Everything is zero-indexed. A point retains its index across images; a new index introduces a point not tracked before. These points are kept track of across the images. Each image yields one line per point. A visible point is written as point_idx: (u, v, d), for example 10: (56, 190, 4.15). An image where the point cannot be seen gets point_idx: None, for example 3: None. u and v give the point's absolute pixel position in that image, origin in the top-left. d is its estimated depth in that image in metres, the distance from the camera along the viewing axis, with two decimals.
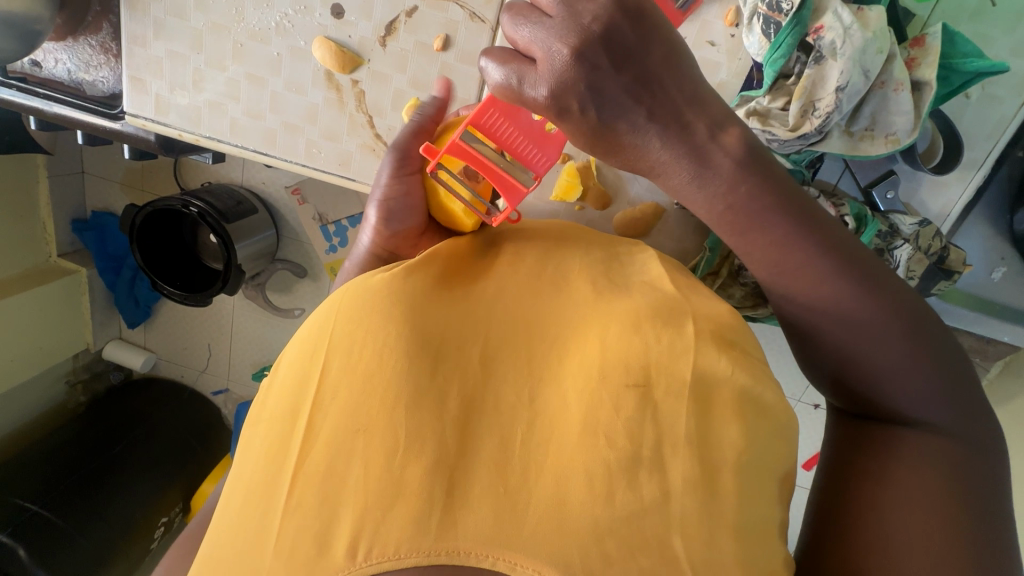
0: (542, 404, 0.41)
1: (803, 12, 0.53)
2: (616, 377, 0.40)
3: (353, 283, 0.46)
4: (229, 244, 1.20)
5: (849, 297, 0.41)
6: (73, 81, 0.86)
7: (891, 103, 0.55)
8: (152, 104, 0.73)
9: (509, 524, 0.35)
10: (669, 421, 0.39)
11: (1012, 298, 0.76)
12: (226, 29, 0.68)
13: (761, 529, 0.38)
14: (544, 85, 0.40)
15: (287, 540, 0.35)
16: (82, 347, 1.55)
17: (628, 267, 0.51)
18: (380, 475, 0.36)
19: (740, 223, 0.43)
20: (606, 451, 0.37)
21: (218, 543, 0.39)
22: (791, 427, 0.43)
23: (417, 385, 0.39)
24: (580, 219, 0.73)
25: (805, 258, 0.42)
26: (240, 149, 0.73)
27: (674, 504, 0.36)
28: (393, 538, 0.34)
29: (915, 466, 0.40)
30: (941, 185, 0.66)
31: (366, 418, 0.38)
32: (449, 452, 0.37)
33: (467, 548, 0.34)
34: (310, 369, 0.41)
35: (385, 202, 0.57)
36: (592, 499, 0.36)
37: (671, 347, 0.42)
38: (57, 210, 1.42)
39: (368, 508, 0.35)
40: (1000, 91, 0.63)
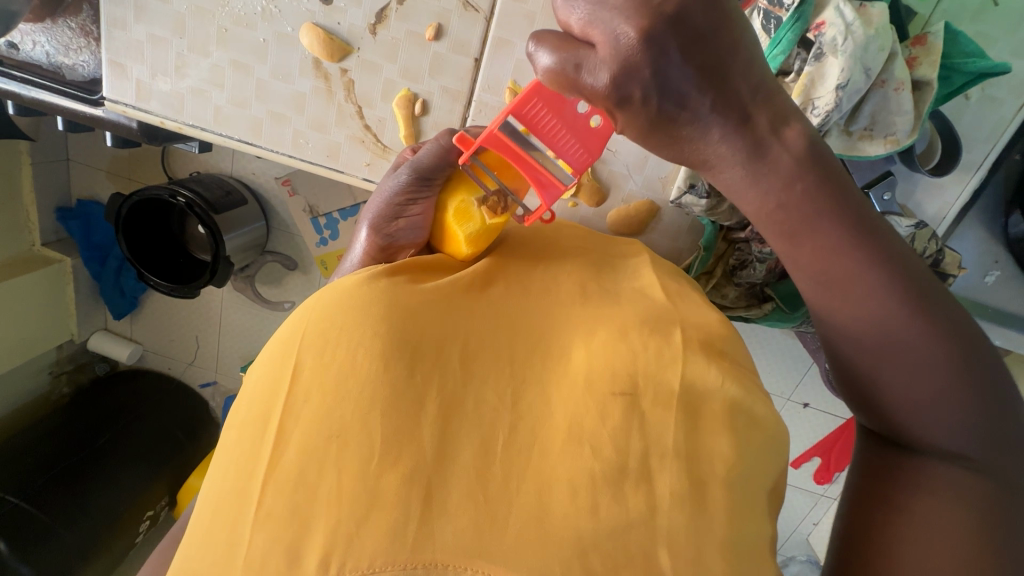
0: (524, 408, 0.39)
1: (805, 7, 0.51)
2: (601, 386, 0.39)
3: (337, 284, 0.44)
4: (217, 234, 1.16)
5: (886, 317, 0.38)
6: (52, 64, 0.83)
7: (891, 103, 0.54)
8: (133, 90, 0.70)
9: (489, 538, 0.34)
10: (656, 432, 0.38)
11: (1007, 302, 0.75)
12: (210, 13, 0.66)
13: (754, 545, 0.37)
14: (606, 71, 0.37)
15: (256, 552, 0.34)
16: (66, 338, 1.52)
17: (620, 272, 0.51)
18: (354, 485, 0.35)
19: (792, 224, 0.40)
20: (591, 461, 0.36)
21: (185, 552, 0.37)
22: (782, 435, 0.42)
23: (393, 390, 0.37)
24: (574, 216, 0.71)
25: (854, 265, 0.39)
26: (225, 139, 0.71)
27: (661, 519, 0.35)
28: (366, 551, 0.33)
29: (942, 501, 0.37)
30: (938, 186, 0.65)
31: (340, 424, 0.36)
32: (426, 460, 0.36)
33: (445, 560, 0.33)
34: (282, 371, 0.39)
35: (387, 210, 0.52)
36: (574, 510, 0.35)
37: (659, 355, 0.41)
38: (41, 197, 1.38)
39: (341, 518, 0.34)
40: (999, 92, 0.62)
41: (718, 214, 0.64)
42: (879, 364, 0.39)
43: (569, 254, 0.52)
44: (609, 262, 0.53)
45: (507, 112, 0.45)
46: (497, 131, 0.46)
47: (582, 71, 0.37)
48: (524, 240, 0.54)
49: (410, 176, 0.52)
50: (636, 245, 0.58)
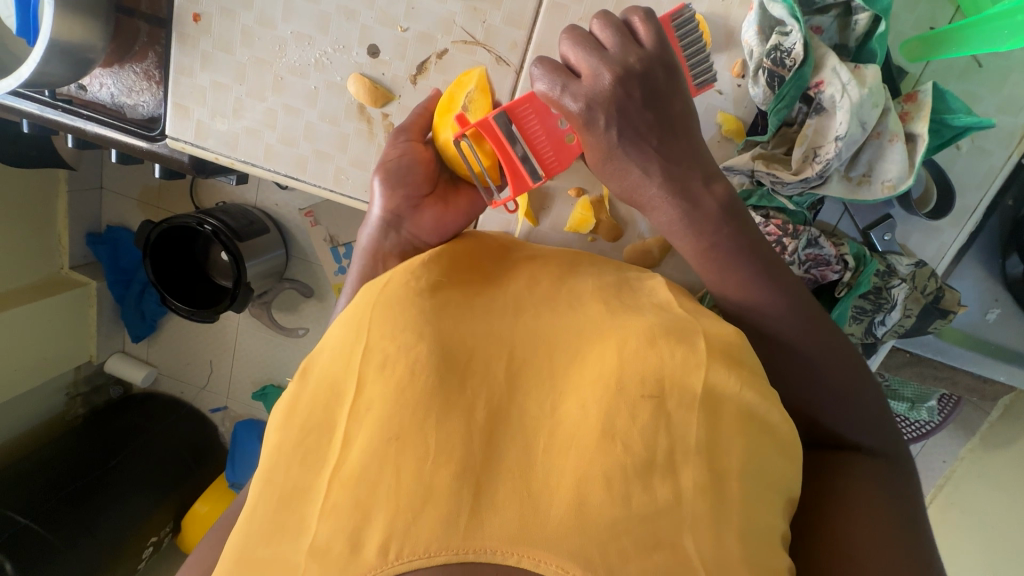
0: (562, 414, 0.44)
1: (805, 68, 0.57)
2: (632, 388, 0.44)
3: (382, 289, 0.51)
4: (240, 262, 1.23)
5: (780, 322, 0.54)
6: (115, 104, 0.90)
7: (886, 153, 0.59)
8: (192, 129, 0.78)
9: (530, 527, 0.38)
10: (681, 430, 0.42)
11: (1005, 339, 0.79)
12: (268, 63, 0.73)
13: (764, 542, 0.40)
14: (581, 97, 0.51)
15: (321, 538, 0.40)
16: (85, 359, 1.57)
17: (638, 291, 0.56)
18: (411, 482, 0.40)
19: (720, 260, 0.54)
20: (623, 456, 0.41)
21: (248, 527, 0.44)
22: (793, 444, 0.46)
23: (445, 398, 0.43)
24: (592, 249, 0.76)
25: (765, 296, 0.54)
26: (273, 173, 0.78)
27: (686, 506, 0.40)
28: (422, 539, 0.38)
29: (869, 483, 0.51)
30: (936, 229, 0.69)
31: (397, 427, 0.42)
32: (475, 461, 0.41)
33: (492, 547, 0.37)
34: (345, 379, 0.47)
35: (395, 164, 0.64)
36: (609, 500, 0.39)
37: (685, 360, 0.45)
38: (74, 223, 1.46)
39: (399, 511, 0.39)
40: (988, 143, 0.66)
41: None
42: (807, 359, 0.53)
43: (590, 276, 0.57)
44: (625, 282, 0.57)
45: (503, 109, 0.54)
46: (491, 119, 0.54)
47: (564, 93, 0.52)
48: (547, 262, 0.59)
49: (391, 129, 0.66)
50: (651, 272, 0.61)
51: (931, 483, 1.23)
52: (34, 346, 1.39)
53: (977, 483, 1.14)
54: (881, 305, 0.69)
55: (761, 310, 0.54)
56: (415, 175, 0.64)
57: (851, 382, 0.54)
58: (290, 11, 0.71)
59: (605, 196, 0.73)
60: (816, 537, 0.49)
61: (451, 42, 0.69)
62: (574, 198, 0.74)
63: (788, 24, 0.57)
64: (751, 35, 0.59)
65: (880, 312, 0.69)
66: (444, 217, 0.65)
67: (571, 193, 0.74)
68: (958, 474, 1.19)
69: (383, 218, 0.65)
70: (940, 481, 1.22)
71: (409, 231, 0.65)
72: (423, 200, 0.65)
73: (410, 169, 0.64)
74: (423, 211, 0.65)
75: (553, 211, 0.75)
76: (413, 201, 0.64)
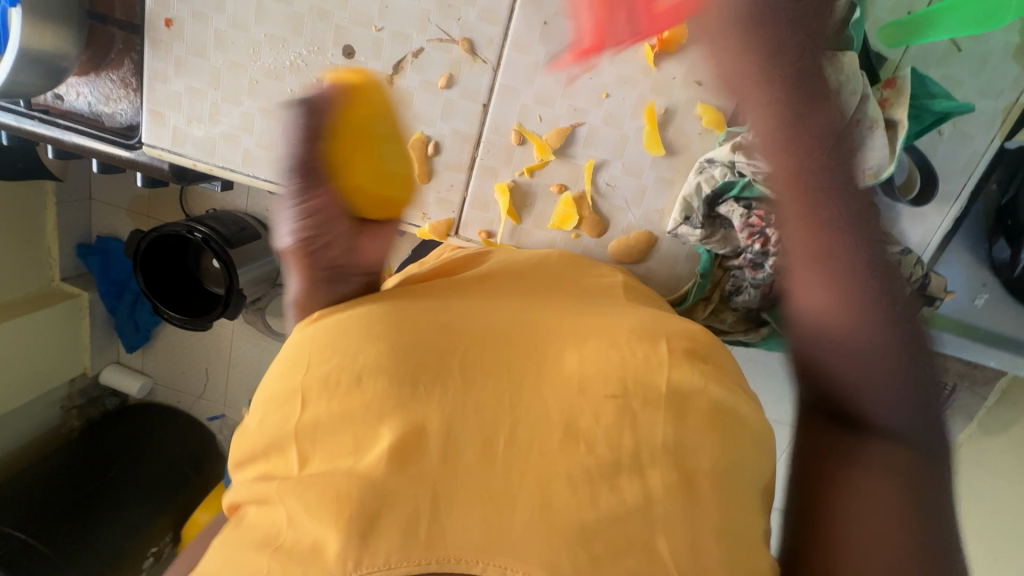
0: (522, 408, 0.43)
1: None
2: (595, 390, 0.44)
3: (336, 312, 0.50)
4: (231, 269, 1.22)
5: (851, 282, 0.48)
6: (93, 113, 0.89)
7: (868, 140, 0.58)
8: (169, 135, 0.76)
9: (495, 531, 0.39)
10: (646, 429, 0.42)
11: (996, 324, 0.78)
12: (242, 67, 0.72)
13: (741, 540, 0.41)
14: None
15: (292, 539, 0.40)
16: (80, 371, 1.57)
17: (592, 292, 0.59)
18: (365, 488, 0.40)
19: (798, 186, 0.48)
20: (587, 458, 0.41)
21: (225, 542, 0.43)
22: (766, 440, 0.46)
23: (401, 406, 0.43)
24: (576, 246, 0.76)
25: (844, 250, 0.48)
26: (252, 178, 0.77)
27: (656, 508, 0.40)
28: (382, 550, 0.38)
29: (886, 475, 0.46)
30: (920, 216, 0.69)
31: (349, 435, 0.43)
32: (432, 467, 0.41)
33: (455, 553, 0.38)
34: (292, 395, 0.46)
35: (306, 218, 0.50)
36: (575, 503, 0.39)
37: (646, 361, 0.46)
38: (62, 234, 1.45)
39: (352, 521, 0.39)
40: (970, 127, 0.66)
41: (711, 244, 0.70)
42: (844, 339, 0.48)
43: (557, 289, 0.59)
44: (582, 284, 0.60)
45: None
46: None
47: None
48: (510, 269, 0.61)
49: (289, 178, 0.50)
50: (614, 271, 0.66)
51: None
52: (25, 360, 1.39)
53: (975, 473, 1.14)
54: None
55: (829, 281, 0.48)
56: (332, 215, 0.51)
57: (902, 377, 0.47)
58: (263, 14, 0.69)
59: (587, 192, 0.72)
60: (815, 532, 0.47)
61: (427, 40, 0.68)
62: (557, 194, 0.74)
63: None
64: None
65: None
66: (387, 241, 0.55)
67: (554, 190, 0.73)
68: None
69: (324, 274, 0.53)
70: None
71: (357, 271, 0.54)
72: (360, 235, 0.53)
73: (325, 211, 0.50)
74: (363, 248, 0.53)
75: (535, 208, 0.74)
76: (348, 242, 0.52)
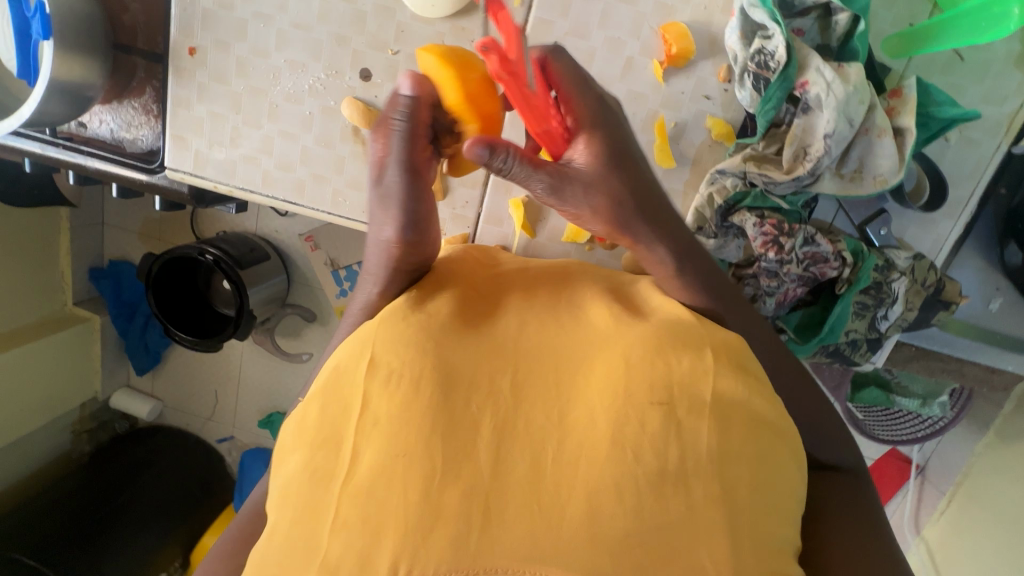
0: (571, 422, 0.44)
1: (789, 70, 0.58)
2: (641, 396, 0.45)
3: (384, 313, 0.51)
4: (242, 290, 1.25)
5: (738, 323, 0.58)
6: (115, 139, 0.92)
7: (876, 148, 0.60)
8: (191, 159, 0.78)
9: (545, 543, 0.40)
10: (691, 438, 0.43)
11: (1012, 327, 0.78)
12: (263, 92, 0.74)
13: (768, 548, 0.43)
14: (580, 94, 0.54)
15: (333, 555, 0.41)
16: (90, 395, 1.58)
17: (635, 299, 0.56)
18: (419, 500, 0.41)
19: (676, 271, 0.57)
20: (634, 467, 0.42)
21: (270, 544, 0.44)
22: (800, 452, 0.50)
23: (450, 417, 0.44)
24: (590, 258, 0.77)
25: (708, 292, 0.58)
26: (271, 199, 0.78)
27: (699, 515, 0.41)
28: (432, 559, 0.40)
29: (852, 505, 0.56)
30: (932, 222, 0.70)
31: (404, 445, 0.43)
32: (484, 476, 0.42)
33: (501, 563, 0.40)
34: (351, 400, 0.46)
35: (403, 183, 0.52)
36: (621, 512, 0.41)
37: (692, 369, 0.47)
38: (76, 260, 1.48)
39: (407, 533, 0.40)
40: (976, 134, 0.67)
41: (727, 253, 0.70)
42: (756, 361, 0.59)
43: (588, 284, 0.57)
44: (625, 292, 0.57)
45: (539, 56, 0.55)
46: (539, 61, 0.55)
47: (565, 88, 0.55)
48: (542, 276, 0.59)
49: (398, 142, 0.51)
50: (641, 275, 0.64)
51: (949, 482, 1.24)
52: (38, 386, 1.40)
53: (993, 478, 1.14)
54: (883, 300, 0.69)
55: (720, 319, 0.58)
56: (424, 189, 0.54)
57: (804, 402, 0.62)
58: (283, 41, 0.72)
59: None
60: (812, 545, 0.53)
61: None
62: None
63: (769, 28, 0.59)
64: (734, 40, 0.61)
65: (882, 306, 0.69)
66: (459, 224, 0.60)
67: None
68: (976, 469, 1.19)
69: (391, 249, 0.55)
70: (957, 477, 1.22)
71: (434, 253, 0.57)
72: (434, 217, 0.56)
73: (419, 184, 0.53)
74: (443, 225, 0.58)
75: (549, 222, 0.76)
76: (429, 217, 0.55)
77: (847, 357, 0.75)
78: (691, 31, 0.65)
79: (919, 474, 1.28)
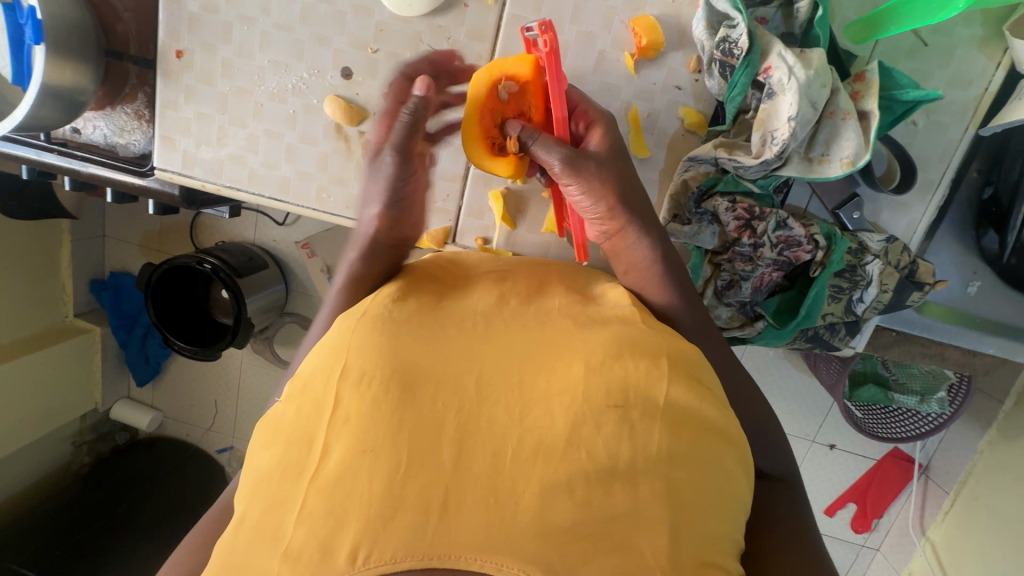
0: (532, 421, 0.45)
1: (752, 56, 0.60)
2: (598, 398, 0.47)
3: (360, 318, 0.54)
4: (240, 297, 1.25)
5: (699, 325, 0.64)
6: (109, 144, 0.94)
7: (841, 130, 0.61)
8: (179, 159, 0.80)
9: (500, 531, 0.40)
10: (643, 437, 0.45)
11: (991, 309, 0.79)
12: (248, 92, 0.76)
13: (710, 543, 0.45)
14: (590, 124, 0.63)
15: (296, 543, 0.41)
16: (90, 407, 1.59)
17: (603, 306, 0.60)
18: (383, 490, 0.42)
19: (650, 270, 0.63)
20: (586, 461, 0.44)
21: (236, 533, 0.45)
22: (743, 449, 0.53)
23: (415, 413, 0.45)
24: (570, 249, 0.78)
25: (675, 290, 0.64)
26: (257, 197, 0.80)
27: (644, 510, 0.42)
28: (390, 544, 0.39)
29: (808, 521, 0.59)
30: (903, 205, 0.71)
31: (373, 439, 0.44)
32: (445, 469, 0.42)
33: (459, 552, 0.39)
34: (326, 395, 0.48)
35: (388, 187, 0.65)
36: (571, 506, 0.41)
37: (647, 374, 0.49)
38: (76, 271, 1.50)
39: (369, 519, 0.40)
40: (943, 117, 0.68)
41: (703, 239, 0.71)
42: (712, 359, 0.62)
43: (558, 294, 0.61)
44: (592, 298, 0.61)
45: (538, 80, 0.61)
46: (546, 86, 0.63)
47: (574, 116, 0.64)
48: (515, 283, 0.62)
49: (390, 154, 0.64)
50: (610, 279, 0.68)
51: (953, 481, 1.23)
52: (39, 397, 1.41)
53: (996, 477, 1.13)
54: (857, 283, 0.70)
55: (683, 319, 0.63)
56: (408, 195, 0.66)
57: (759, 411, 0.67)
58: (267, 42, 0.74)
59: None
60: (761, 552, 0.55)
61: (420, 59, 0.72)
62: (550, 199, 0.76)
63: (733, 17, 0.61)
64: (701, 30, 0.63)
65: (857, 289, 0.70)
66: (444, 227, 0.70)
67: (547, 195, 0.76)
68: (979, 467, 1.18)
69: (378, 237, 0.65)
70: (961, 476, 1.22)
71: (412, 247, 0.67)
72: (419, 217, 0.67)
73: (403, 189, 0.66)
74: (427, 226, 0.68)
75: (529, 214, 0.77)
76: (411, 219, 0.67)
77: (826, 342, 0.76)
78: (660, 24, 0.67)
79: (922, 473, 1.29)
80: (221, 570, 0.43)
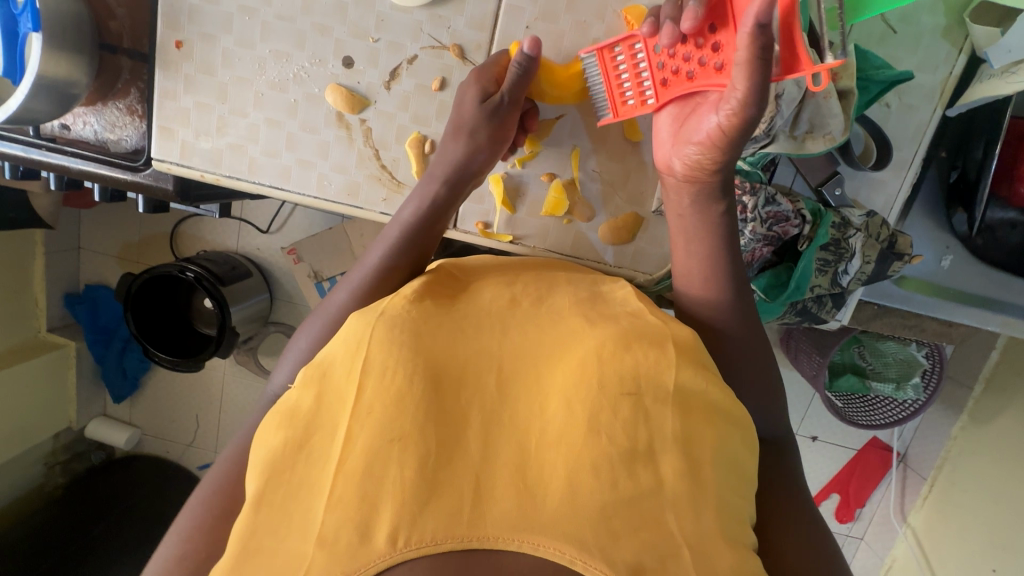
0: (548, 413, 0.48)
1: None
2: (611, 387, 0.48)
3: (377, 309, 0.53)
4: (225, 307, 1.24)
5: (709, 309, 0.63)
6: (99, 140, 0.94)
7: (824, 109, 0.65)
8: (177, 149, 0.81)
9: (529, 515, 0.43)
10: (656, 423, 0.47)
11: (962, 282, 0.84)
12: (248, 81, 0.77)
13: (733, 519, 0.46)
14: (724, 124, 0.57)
15: (328, 530, 0.43)
16: (64, 426, 1.53)
17: (611, 304, 0.58)
18: (415, 480, 0.44)
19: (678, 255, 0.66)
20: (608, 446, 0.45)
21: (256, 517, 0.45)
22: (750, 430, 0.53)
23: (438, 410, 0.47)
24: (569, 231, 0.80)
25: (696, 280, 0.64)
26: (257, 185, 0.81)
27: (667, 489, 0.45)
28: (429, 527, 0.42)
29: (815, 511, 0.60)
30: (881, 181, 0.76)
31: (400, 430, 0.46)
32: (476, 463, 0.46)
33: (495, 533, 0.42)
34: (347, 391, 0.48)
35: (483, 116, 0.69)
36: (597, 486, 0.44)
37: (656, 362, 0.50)
38: (51, 284, 1.46)
39: (404, 504, 0.43)
40: (913, 100, 0.73)
41: None
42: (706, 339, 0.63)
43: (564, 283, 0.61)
44: (599, 296, 0.59)
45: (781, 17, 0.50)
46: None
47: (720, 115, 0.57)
48: (518, 271, 0.63)
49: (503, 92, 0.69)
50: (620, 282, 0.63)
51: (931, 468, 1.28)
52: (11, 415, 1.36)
53: (974, 459, 1.18)
54: (842, 255, 0.73)
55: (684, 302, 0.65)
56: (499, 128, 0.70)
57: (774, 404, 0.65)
58: (267, 31, 0.76)
59: (575, 177, 0.77)
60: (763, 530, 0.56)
61: (420, 48, 0.75)
62: (547, 182, 0.78)
63: None
64: None
65: (842, 261, 0.74)
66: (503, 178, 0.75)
67: (543, 178, 0.78)
68: (955, 452, 1.23)
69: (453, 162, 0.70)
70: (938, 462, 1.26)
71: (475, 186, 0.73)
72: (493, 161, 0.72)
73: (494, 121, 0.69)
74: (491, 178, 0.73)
75: (528, 196, 0.79)
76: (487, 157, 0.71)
77: (814, 315, 0.80)
78: None
79: (901, 461, 1.33)
80: (241, 556, 0.44)
